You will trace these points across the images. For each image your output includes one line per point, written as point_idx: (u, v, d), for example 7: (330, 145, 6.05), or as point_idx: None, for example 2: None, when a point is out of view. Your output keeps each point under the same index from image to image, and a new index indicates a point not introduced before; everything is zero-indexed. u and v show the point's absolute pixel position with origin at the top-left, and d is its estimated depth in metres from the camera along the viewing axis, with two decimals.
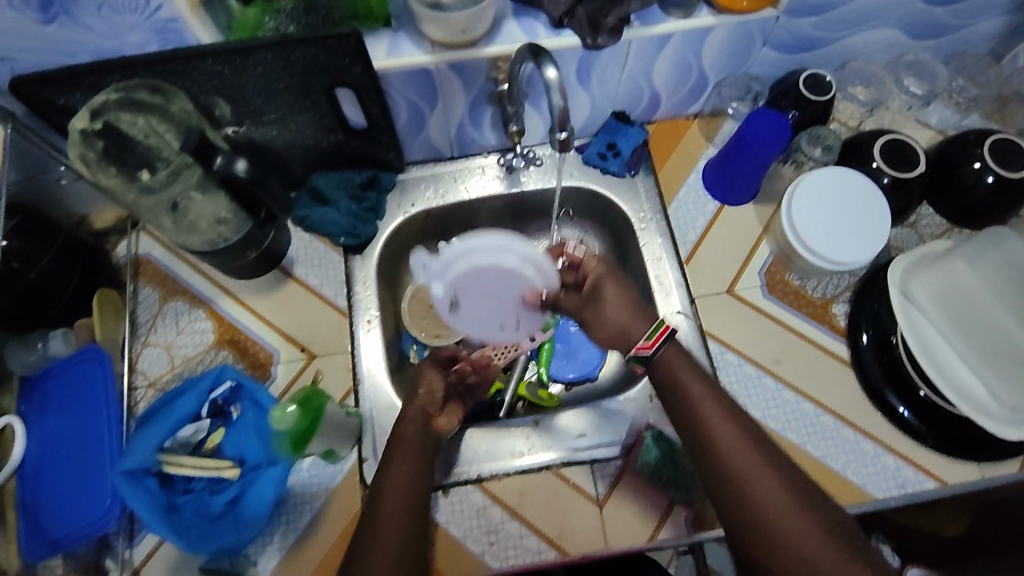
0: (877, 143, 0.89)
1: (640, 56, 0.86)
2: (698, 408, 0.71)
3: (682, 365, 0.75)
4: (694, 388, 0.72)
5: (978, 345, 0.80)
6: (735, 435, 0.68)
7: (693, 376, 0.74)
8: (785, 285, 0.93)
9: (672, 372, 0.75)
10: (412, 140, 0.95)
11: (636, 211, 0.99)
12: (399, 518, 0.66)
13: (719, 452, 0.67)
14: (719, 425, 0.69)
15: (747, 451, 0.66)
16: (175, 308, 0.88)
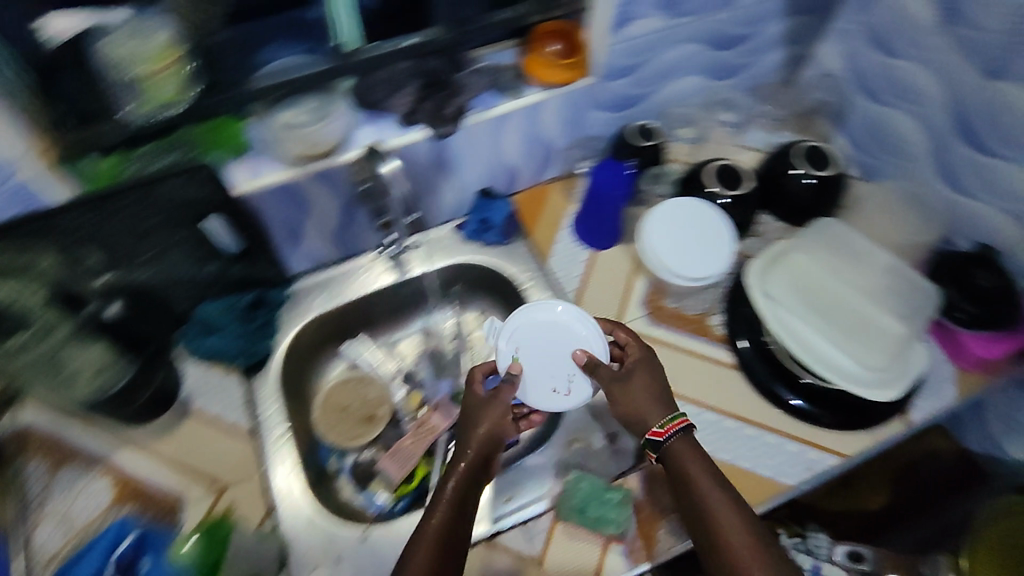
0: (707, 170, 1.00)
1: (486, 136, 0.93)
2: (704, 495, 0.71)
3: (692, 452, 0.74)
4: (704, 479, 0.72)
5: (836, 322, 0.88)
6: (739, 530, 0.68)
7: (705, 467, 0.73)
8: (664, 311, 0.98)
9: (685, 459, 0.74)
10: (293, 253, 0.97)
11: (521, 275, 1.04)
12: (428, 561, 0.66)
13: (722, 544, 0.68)
14: (727, 517, 0.69)
15: (746, 542, 0.67)
16: (69, 475, 0.84)
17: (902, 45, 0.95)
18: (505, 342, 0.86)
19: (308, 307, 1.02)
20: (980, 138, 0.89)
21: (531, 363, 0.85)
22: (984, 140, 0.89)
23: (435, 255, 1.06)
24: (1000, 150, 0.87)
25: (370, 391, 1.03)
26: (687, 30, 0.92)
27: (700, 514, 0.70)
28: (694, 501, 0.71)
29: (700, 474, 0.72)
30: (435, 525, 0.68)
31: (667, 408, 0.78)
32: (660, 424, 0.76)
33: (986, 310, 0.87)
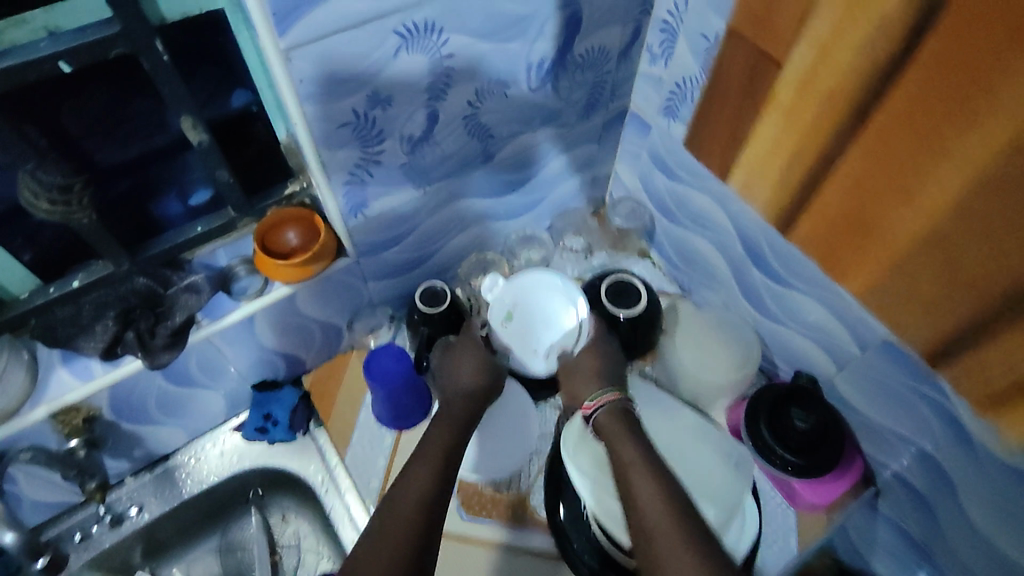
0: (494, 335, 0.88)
1: (231, 342, 0.79)
2: (627, 469, 0.68)
3: (626, 426, 0.73)
4: (626, 451, 0.70)
5: None
6: (654, 499, 0.63)
7: (629, 440, 0.71)
8: (480, 496, 0.88)
9: (614, 429, 0.74)
10: (20, 509, 0.82)
11: (316, 476, 0.91)
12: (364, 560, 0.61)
13: (645, 520, 0.62)
14: (644, 485, 0.65)
15: (665, 514, 0.61)
16: None
17: (679, 170, 0.89)
18: (506, 296, 0.86)
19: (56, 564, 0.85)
20: (772, 270, 0.82)
21: (524, 324, 0.86)
22: (775, 270, 0.82)
23: (215, 464, 0.91)
24: (793, 283, 0.80)
25: None
26: (448, 191, 0.84)
27: (625, 484, 0.67)
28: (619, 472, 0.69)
29: (626, 445, 0.71)
30: (404, 514, 0.65)
31: (598, 386, 0.80)
32: (589, 400, 0.79)
33: (814, 458, 0.79)
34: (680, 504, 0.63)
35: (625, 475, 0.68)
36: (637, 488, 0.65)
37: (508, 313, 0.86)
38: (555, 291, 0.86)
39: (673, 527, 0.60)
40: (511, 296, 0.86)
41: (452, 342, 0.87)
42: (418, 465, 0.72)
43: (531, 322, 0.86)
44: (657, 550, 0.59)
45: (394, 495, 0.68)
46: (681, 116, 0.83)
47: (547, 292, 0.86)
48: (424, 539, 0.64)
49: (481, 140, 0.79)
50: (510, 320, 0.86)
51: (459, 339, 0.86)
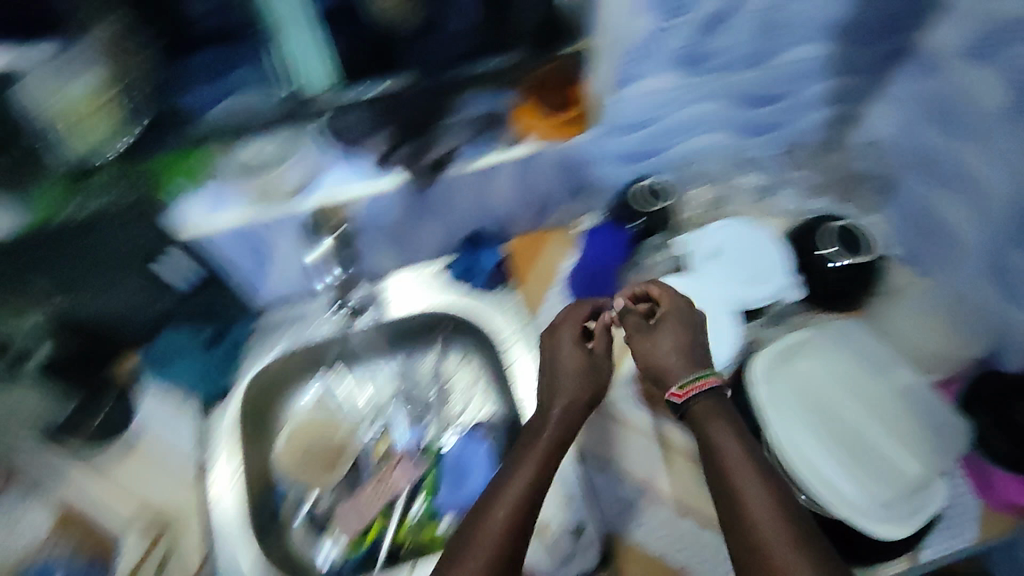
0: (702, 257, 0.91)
1: (474, 185, 0.86)
2: (729, 466, 0.65)
3: (727, 418, 0.70)
4: (728, 443, 0.67)
5: (828, 432, 0.79)
6: (762, 503, 0.61)
7: (727, 427, 0.69)
8: (655, 392, 0.89)
9: (707, 421, 0.70)
10: (263, 285, 0.94)
11: (501, 330, 0.98)
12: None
13: (755, 526, 0.60)
14: (754, 490, 0.63)
15: (778, 526, 0.59)
16: (18, 491, 0.81)
17: (962, 120, 0.81)
18: (711, 237, 0.92)
19: (279, 339, 0.99)
20: None
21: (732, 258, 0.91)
22: None
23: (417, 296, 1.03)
24: None
25: (336, 433, 0.99)
26: (708, 86, 0.84)
27: (725, 486, 0.65)
28: (714, 470, 0.67)
29: (728, 439, 0.68)
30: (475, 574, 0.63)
31: (693, 369, 0.76)
32: (679, 388, 0.74)
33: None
34: (794, 517, 0.60)
35: (727, 478, 0.65)
36: (742, 482, 0.64)
37: (715, 253, 0.92)
38: (760, 236, 0.92)
39: (792, 539, 0.58)
40: (721, 238, 0.92)
41: (556, 347, 0.84)
42: (491, 501, 0.69)
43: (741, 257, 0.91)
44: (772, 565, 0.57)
45: (473, 530, 0.66)
46: (994, 59, 0.74)
47: (751, 234, 0.92)
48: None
49: (766, 37, 0.78)
50: (716, 257, 0.91)
51: (554, 343, 0.84)
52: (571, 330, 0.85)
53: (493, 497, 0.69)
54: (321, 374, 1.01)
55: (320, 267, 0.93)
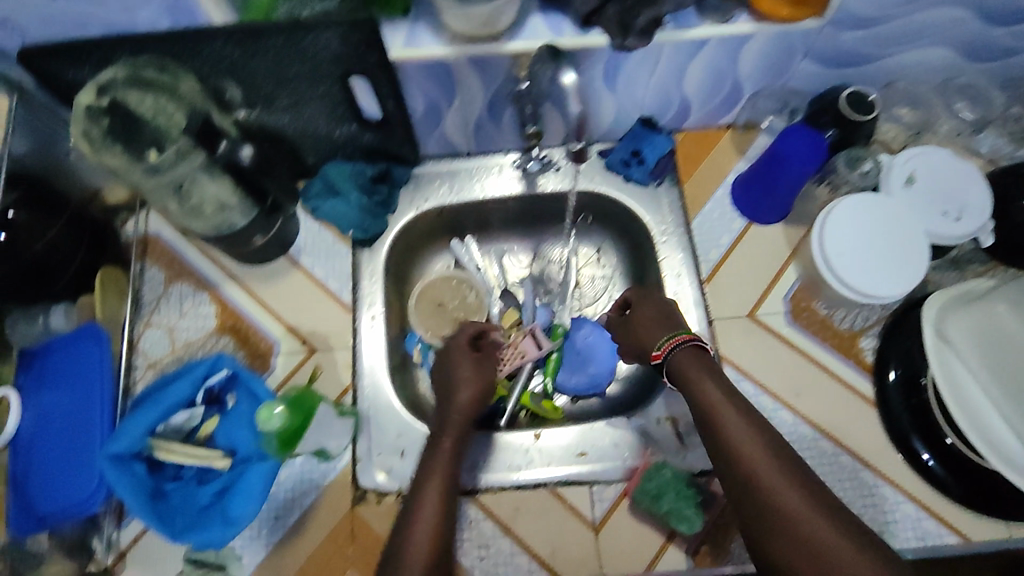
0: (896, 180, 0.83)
1: (672, 61, 0.79)
2: (716, 407, 0.68)
3: (697, 361, 0.71)
4: (709, 389, 0.69)
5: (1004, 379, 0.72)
6: (750, 436, 0.65)
7: (708, 378, 0.70)
8: (811, 313, 0.85)
9: (691, 373, 0.71)
10: (429, 135, 0.90)
11: (658, 221, 0.91)
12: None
13: (745, 458, 0.64)
14: (737, 428, 0.66)
15: (763, 456, 0.64)
16: (180, 291, 0.87)
17: None
18: (903, 161, 0.84)
19: (429, 194, 0.95)
20: None
21: (926, 188, 0.82)
22: None
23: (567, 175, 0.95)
24: None
25: (471, 295, 0.98)
26: None
27: (711, 423, 0.68)
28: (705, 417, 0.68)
29: (707, 382, 0.70)
30: (426, 540, 0.65)
31: (669, 328, 0.75)
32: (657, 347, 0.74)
33: None
34: (784, 458, 0.64)
35: (710, 414, 0.68)
36: (725, 419, 0.67)
37: (908, 179, 0.83)
38: (960, 168, 0.83)
39: (782, 471, 0.63)
40: (914, 165, 0.83)
41: (450, 342, 0.82)
42: (432, 465, 0.71)
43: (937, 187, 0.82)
44: (766, 491, 0.62)
45: (417, 494, 0.69)
46: None
47: (949, 164, 0.83)
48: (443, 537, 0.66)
49: None
50: (910, 184, 0.82)
51: (450, 342, 0.82)
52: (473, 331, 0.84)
53: (426, 473, 0.71)
54: (454, 242, 1.00)
55: (485, 126, 0.89)
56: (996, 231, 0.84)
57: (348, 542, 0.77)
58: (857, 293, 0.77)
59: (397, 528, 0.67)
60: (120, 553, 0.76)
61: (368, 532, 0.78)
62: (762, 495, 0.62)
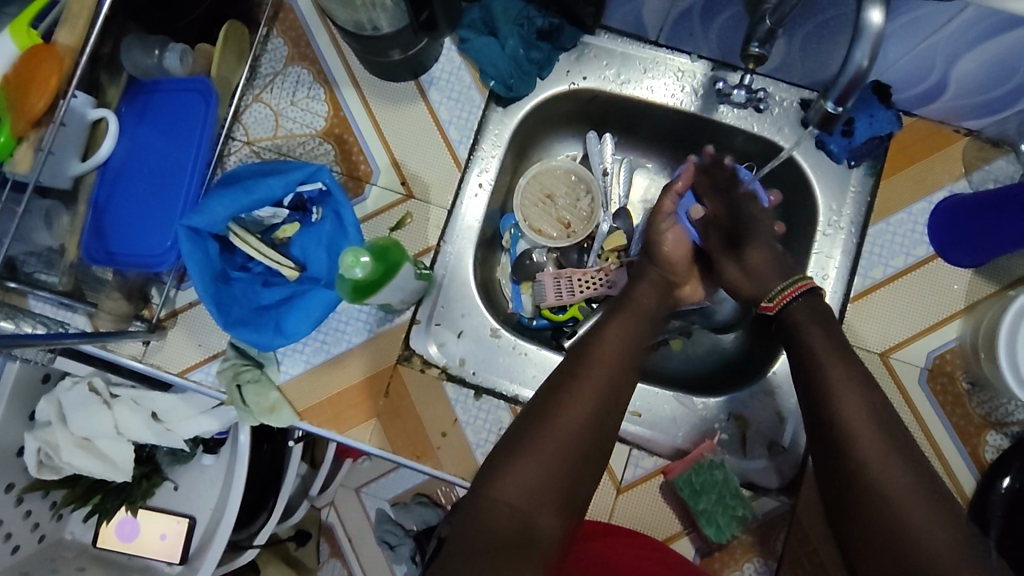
0: None
1: (965, 29, 0.60)
2: (821, 366, 0.62)
3: (818, 321, 0.67)
4: (818, 342, 0.64)
5: None
6: (860, 405, 0.59)
7: (821, 332, 0.65)
8: (950, 383, 0.73)
9: (809, 322, 0.67)
10: (621, 5, 0.74)
11: (830, 209, 0.77)
12: (564, 439, 0.60)
13: (844, 425, 0.59)
14: (847, 392, 0.60)
15: (863, 416, 0.59)
16: (298, 75, 0.80)
17: None
18: None
19: (591, 71, 0.80)
20: None
21: None
22: None
23: (746, 109, 0.79)
24: None
25: (585, 200, 0.88)
26: None
27: (812, 378, 0.63)
28: (806, 370, 0.63)
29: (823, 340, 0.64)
30: (587, 407, 0.62)
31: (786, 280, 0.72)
32: (770, 299, 0.71)
33: None
34: (890, 427, 0.58)
35: (802, 354, 0.64)
36: (832, 372, 0.62)
37: None
38: None
39: (878, 431, 0.58)
40: None
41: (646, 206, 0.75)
42: (600, 337, 0.67)
43: None
44: (847, 429, 0.58)
45: (582, 358, 0.65)
46: None
47: None
48: (604, 413, 0.62)
49: None
50: None
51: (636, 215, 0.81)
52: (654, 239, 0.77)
53: (595, 344, 0.66)
54: (591, 135, 0.87)
55: (692, 19, 0.72)
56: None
57: (381, 395, 0.76)
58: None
59: (553, 385, 0.64)
60: (175, 310, 0.78)
61: (402, 395, 0.76)
62: (859, 468, 0.56)
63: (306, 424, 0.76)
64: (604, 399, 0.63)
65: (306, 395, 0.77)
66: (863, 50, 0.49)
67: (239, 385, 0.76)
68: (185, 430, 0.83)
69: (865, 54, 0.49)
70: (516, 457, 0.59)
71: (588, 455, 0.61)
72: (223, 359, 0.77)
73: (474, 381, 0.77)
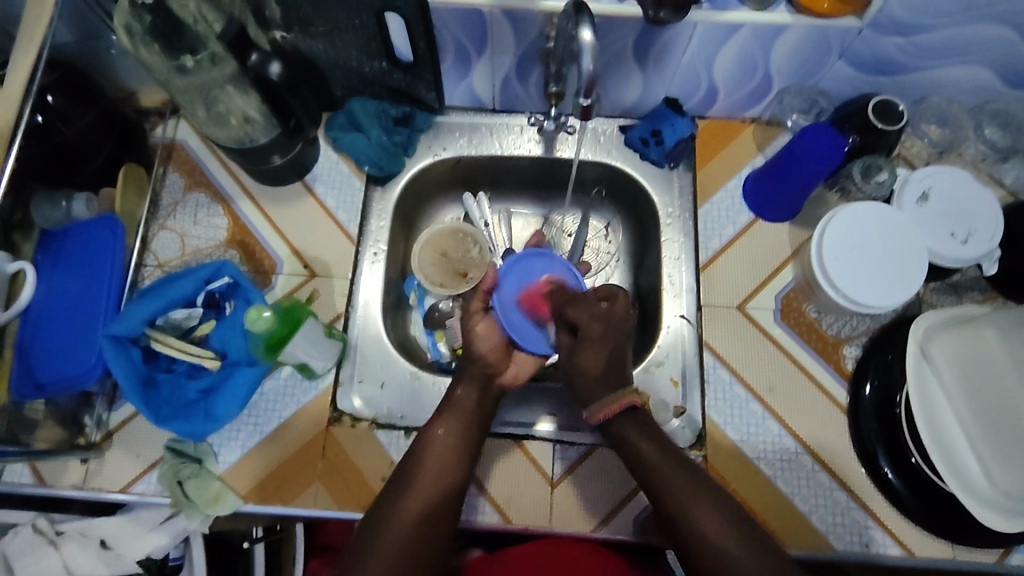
0: (907, 191, 0.83)
1: (704, 42, 0.79)
2: (649, 464, 0.71)
3: (635, 421, 0.75)
4: (642, 444, 0.73)
5: (983, 415, 0.73)
6: (681, 479, 0.69)
7: (643, 436, 0.74)
8: (800, 315, 0.86)
9: (627, 425, 0.75)
10: (456, 84, 0.91)
11: (665, 203, 0.92)
12: (410, 523, 0.69)
13: (688, 514, 0.67)
14: (672, 477, 0.70)
15: (701, 504, 0.67)
16: (196, 200, 0.91)
17: None
18: (917, 176, 0.83)
19: (448, 142, 0.96)
20: None
21: (939, 204, 0.82)
22: None
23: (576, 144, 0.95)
24: None
25: (474, 249, 0.99)
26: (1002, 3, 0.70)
27: (639, 470, 0.72)
28: (635, 464, 0.72)
29: (644, 445, 0.73)
30: (410, 517, 0.69)
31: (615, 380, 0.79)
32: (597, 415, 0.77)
33: None
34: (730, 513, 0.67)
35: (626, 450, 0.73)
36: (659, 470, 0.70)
37: (923, 196, 0.82)
38: (984, 194, 0.81)
39: (722, 516, 0.66)
40: (933, 181, 0.83)
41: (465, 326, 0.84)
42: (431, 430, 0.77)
43: (947, 211, 0.81)
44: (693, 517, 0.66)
45: (416, 457, 0.75)
46: None
47: (971, 187, 0.81)
48: (434, 508, 0.71)
49: None
50: (924, 203, 0.82)
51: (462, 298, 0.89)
52: (485, 366, 0.82)
53: (425, 442, 0.76)
54: (464, 194, 1.01)
55: (512, 83, 0.90)
56: (1001, 260, 0.83)
57: (319, 458, 0.81)
58: (847, 301, 0.77)
59: (398, 483, 0.73)
60: (109, 431, 0.82)
61: (339, 452, 0.82)
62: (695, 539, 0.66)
63: (252, 505, 0.80)
64: (442, 487, 0.72)
65: (246, 478, 0.81)
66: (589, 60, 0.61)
67: (180, 481, 0.79)
68: (135, 551, 0.83)
69: (590, 60, 0.61)
70: (370, 548, 0.68)
71: (431, 529, 0.70)
72: (161, 464, 0.81)
73: (404, 423, 0.84)
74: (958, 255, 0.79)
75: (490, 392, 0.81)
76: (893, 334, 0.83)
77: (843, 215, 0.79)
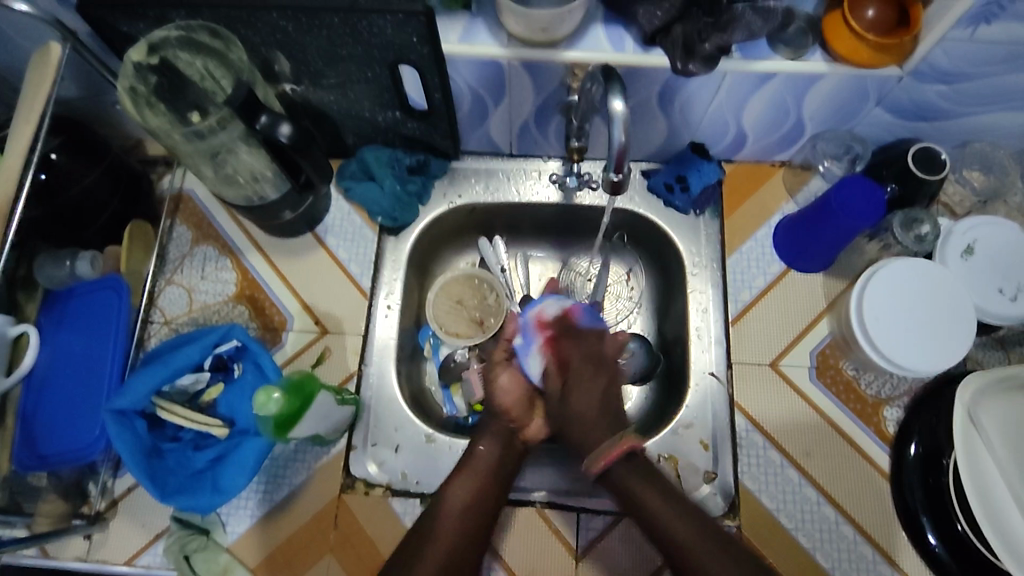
0: (952, 243, 0.78)
1: (734, 90, 0.75)
2: (672, 531, 0.67)
3: (645, 478, 0.71)
4: (659, 506, 0.69)
5: None
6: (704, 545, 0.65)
7: (659, 496, 0.69)
8: (837, 373, 0.81)
9: (641, 485, 0.70)
10: (472, 131, 0.88)
11: (691, 252, 0.88)
12: None
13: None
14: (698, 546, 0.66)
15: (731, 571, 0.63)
16: (204, 253, 0.88)
17: None
18: (960, 227, 0.78)
19: (463, 189, 0.92)
20: None
21: (985, 258, 0.77)
22: None
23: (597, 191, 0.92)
24: None
25: (490, 297, 0.95)
26: None
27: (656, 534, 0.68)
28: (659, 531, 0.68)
29: (660, 505, 0.69)
30: None
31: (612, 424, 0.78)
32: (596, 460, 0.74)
33: None
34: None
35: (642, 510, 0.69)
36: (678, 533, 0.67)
37: (967, 248, 0.78)
38: None
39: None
40: (978, 233, 0.78)
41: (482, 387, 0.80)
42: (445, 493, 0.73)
43: (994, 265, 0.77)
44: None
45: (427, 524, 0.71)
46: None
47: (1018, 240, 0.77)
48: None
49: None
50: (969, 257, 0.78)
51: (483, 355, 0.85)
52: (506, 420, 0.80)
53: (438, 508, 0.72)
54: (481, 241, 0.97)
55: (531, 130, 0.86)
56: None
57: (332, 528, 0.78)
58: (889, 364, 0.73)
59: (405, 554, 0.69)
60: (114, 499, 0.79)
61: (352, 522, 0.78)
62: None
63: None
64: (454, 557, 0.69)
65: (256, 550, 0.77)
66: (620, 132, 0.58)
67: (186, 555, 0.76)
68: None
69: (620, 133, 0.58)
70: None
71: None
72: (169, 536, 0.77)
73: (420, 490, 0.80)
74: (1007, 313, 0.75)
75: (513, 447, 0.79)
76: (938, 395, 0.78)
77: (881, 271, 0.74)
